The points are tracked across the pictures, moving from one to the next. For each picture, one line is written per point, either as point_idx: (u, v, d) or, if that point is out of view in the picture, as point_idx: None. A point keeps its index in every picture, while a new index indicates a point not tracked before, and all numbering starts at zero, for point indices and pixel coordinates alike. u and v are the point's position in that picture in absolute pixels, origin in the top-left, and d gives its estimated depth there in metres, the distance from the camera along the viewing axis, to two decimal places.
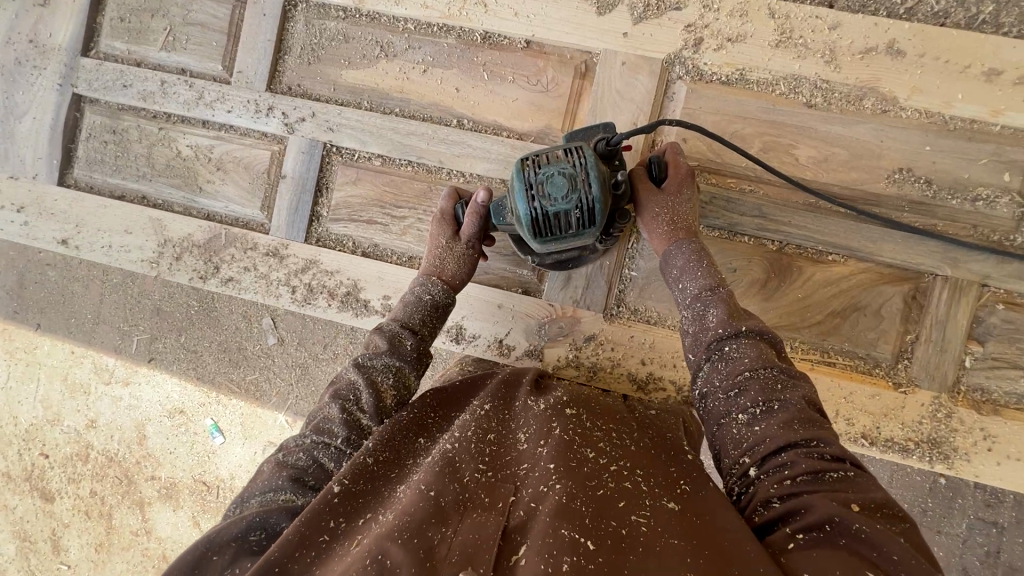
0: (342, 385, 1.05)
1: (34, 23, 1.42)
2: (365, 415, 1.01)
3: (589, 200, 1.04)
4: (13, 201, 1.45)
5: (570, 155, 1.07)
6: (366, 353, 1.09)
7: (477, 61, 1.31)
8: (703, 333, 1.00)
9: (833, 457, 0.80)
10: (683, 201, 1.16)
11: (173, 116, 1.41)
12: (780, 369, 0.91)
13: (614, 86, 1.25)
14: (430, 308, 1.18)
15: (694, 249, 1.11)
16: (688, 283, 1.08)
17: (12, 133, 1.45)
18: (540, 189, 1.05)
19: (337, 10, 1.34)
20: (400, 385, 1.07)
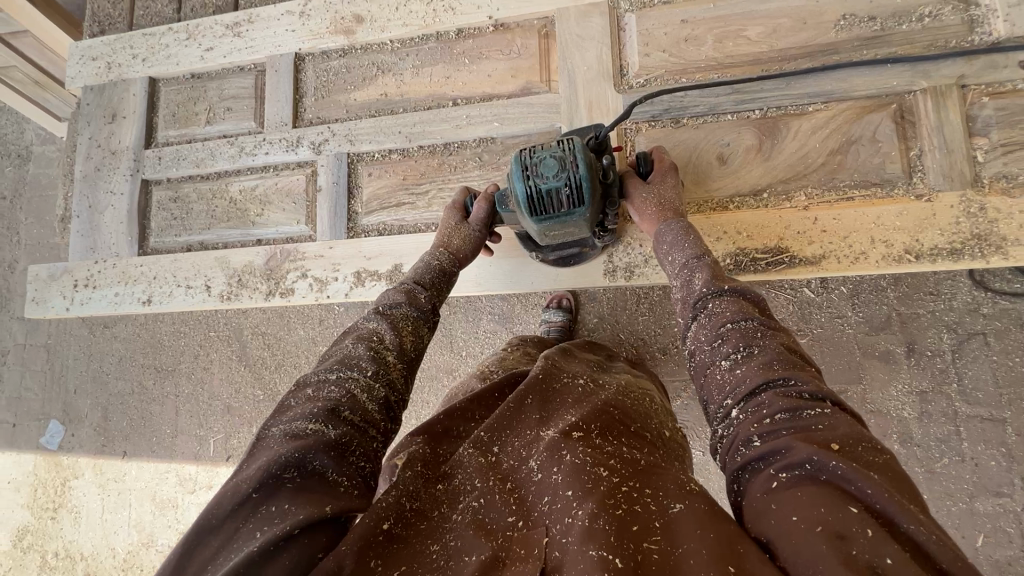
0: (365, 330, 1.07)
1: (106, 137, 1.76)
2: (389, 351, 1.03)
3: (578, 179, 1.14)
4: (103, 281, 1.69)
5: (561, 142, 1.17)
6: (386, 303, 1.14)
7: (456, 52, 1.54)
8: (689, 297, 1.07)
9: (810, 395, 0.81)
10: (669, 188, 1.27)
11: (222, 172, 1.67)
12: (760, 321, 0.95)
13: (573, 33, 1.45)
14: (439, 274, 1.26)
15: (682, 226, 1.20)
16: (677, 254, 1.16)
17: (97, 225, 1.73)
18: (534, 170, 1.15)
19: (337, 52, 1.63)
20: (417, 333, 1.11)
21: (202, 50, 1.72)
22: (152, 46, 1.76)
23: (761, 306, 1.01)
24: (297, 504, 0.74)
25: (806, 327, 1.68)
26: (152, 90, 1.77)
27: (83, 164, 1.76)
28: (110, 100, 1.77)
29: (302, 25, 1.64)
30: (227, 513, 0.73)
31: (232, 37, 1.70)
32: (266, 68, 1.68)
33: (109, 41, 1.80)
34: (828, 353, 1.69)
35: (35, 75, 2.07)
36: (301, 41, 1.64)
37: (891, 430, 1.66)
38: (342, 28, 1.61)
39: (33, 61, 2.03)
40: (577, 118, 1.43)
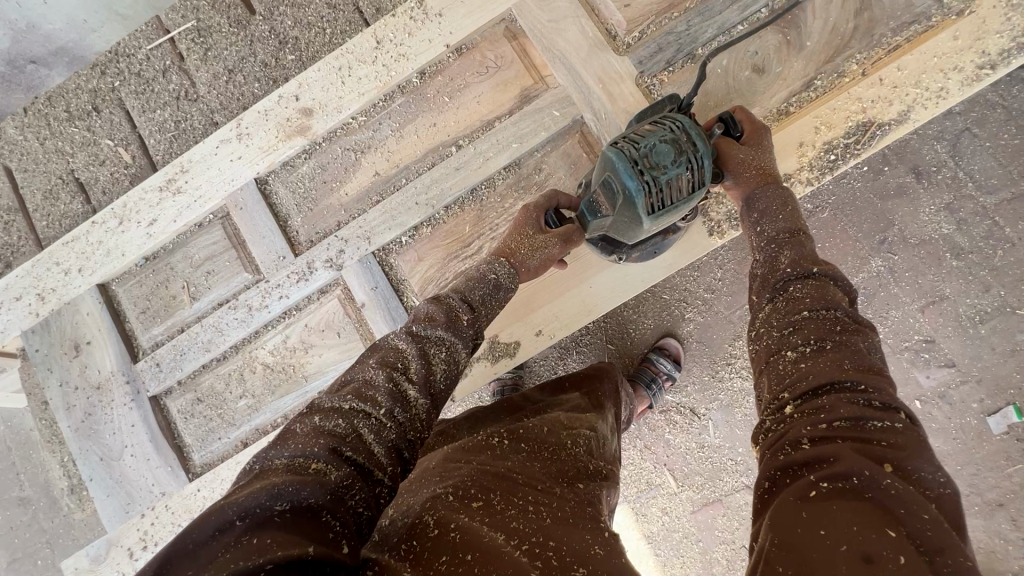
0: (388, 352, 0.90)
1: (80, 373, 1.45)
2: (415, 386, 0.85)
3: (697, 159, 1.08)
4: (165, 530, 1.38)
5: (665, 125, 1.10)
6: (418, 323, 0.96)
7: (431, 95, 1.38)
8: (767, 275, 0.95)
9: (882, 405, 0.70)
10: (766, 148, 1.13)
11: (239, 342, 1.42)
12: (844, 312, 0.83)
13: (542, 19, 1.32)
14: (495, 288, 1.10)
15: (780, 193, 1.06)
16: (767, 226, 1.03)
17: (121, 475, 1.41)
18: (649, 161, 1.06)
19: (301, 157, 1.43)
20: (452, 359, 0.93)
21: (144, 226, 1.45)
22: (81, 252, 1.48)
23: (847, 293, 0.88)
24: (282, 543, 0.58)
25: (818, 197, 1.62)
26: (107, 296, 1.48)
27: (68, 417, 1.44)
28: (63, 331, 1.47)
29: (247, 146, 1.42)
30: (207, 540, 0.58)
31: (171, 197, 1.45)
32: (228, 209, 1.44)
33: (27, 269, 1.50)
34: (849, 213, 1.62)
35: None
36: (255, 163, 1.42)
37: (942, 250, 1.58)
38: (294, 128, 1.40)
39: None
40: (595, 98, 1.30)
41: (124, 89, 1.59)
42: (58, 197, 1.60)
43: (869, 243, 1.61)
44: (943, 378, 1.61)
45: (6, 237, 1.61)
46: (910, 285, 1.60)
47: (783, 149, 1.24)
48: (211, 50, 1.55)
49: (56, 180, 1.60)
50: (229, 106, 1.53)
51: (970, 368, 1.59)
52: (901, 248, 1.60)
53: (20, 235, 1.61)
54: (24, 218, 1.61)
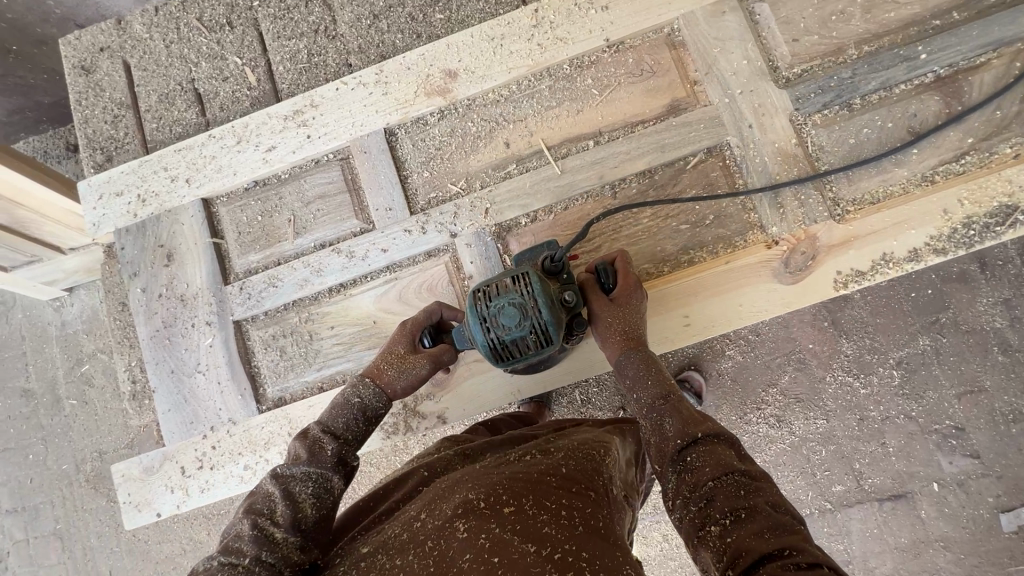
0: (258, 499, 0.96)
1: (167, 283, 1.44)
2: (280, 528, 0.89)
3: (543, 324, 1.12)
4: (225, 456, 1.36)
5: (520, 283, 1.14)
6: (285, 463, 1.01)
7: (579, 85, 1.38)
8: (664, 444, 1.01)
9: (808, 564, 0.72)
10: (634, 309, 1.21)
11: (335, 287, 1.40)
12: (741, 474, 0.89)
13: (709, 36, 1.33)
14: (359, 413, 1.12)
15: (640, 357, 1.17)
16: (641, 393, 1.12)
17: (192, 391, 1.39)
18: (494, 321, 1.12)
19: (433, 116, 1.41)
20: (323, 490, 0.97)
21: (262, 151, 1.44)
22: (191, 163, 1.46)
23: (736, 450, 0.96)
24: None
25: None
26: (209, 212, 1.46)
27: (148, 326, 1.43)
28: (158, 237, 1.45)
29: (383, 94, 1.41)
30: None
31: (295, 128, 1.43)
32: (351, 153, 1.42)
33: (133, 168, 1.48)
34: (916, 293, 1.62)
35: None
36: (387, 113, 1.41)
37: (990, 343, 1.59)
38: (435, 87, 1.39)
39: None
40: (746, 126, 1.30)
41: (262, 10, 1.57)
42: (174, 103, 1.57)
43: (919, 320, 1.61)
44: (964, 466, 1.60)
45: (111, 130, 1.58)
46: (952, 369, 1.60)
47: (923, 216, 1.24)
48: None
49: (175, 86, 1.58)
50: (367, 50, 1.51)
51: (992, 463, 1.59)
52: (950, 332, 1.60)
53: (124, 132, 1.58)
54: (134, 115, 1.58)
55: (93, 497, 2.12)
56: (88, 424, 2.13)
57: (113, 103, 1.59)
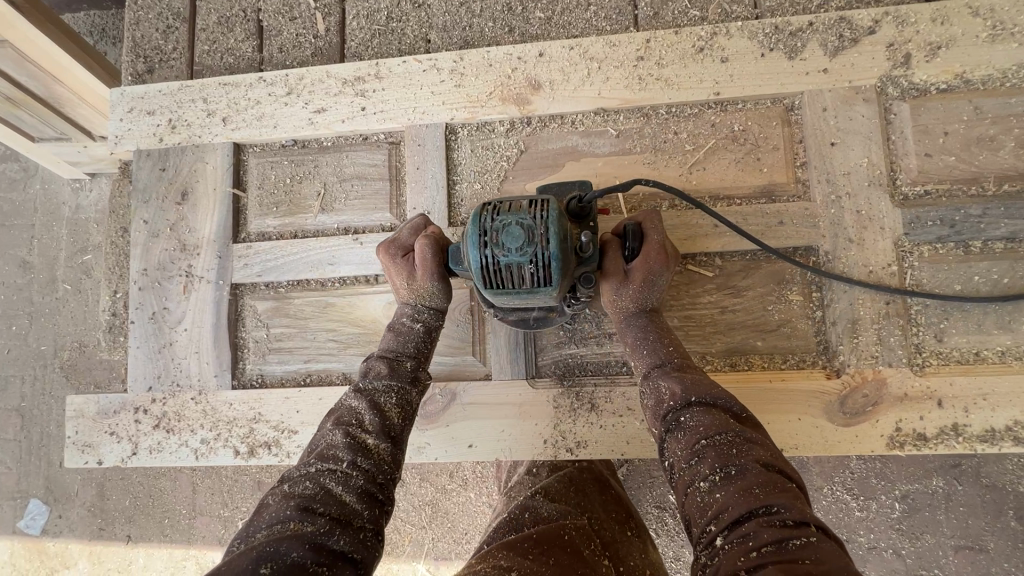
0: (344, 412, 0.99)
1: (173, 222, 1.32)
2: (372, 435, 0.95)
3: (547, 259, 0.88)
4: (185, 422, 1.26)
5: (536, 206, 0.91)
6: (365, 378, 1.04)
7: (670, 136, 1.21)
8: (659, 407, 0.97)
9: (795, 521, 0.74)
10: (651, 284, 1.07)
11: (345, 278, 1.27)
12: (736, 433, 0.87)
13: (831, 124, 1.16)
14: (425, 334, 1.10)
15: (645, 325, 1.07)
16: (638, 360, 1.05)
17: (168, 345, 1.28)
18: (494, 238, 0.89)
19: (501, 125, 1.26)
20: (405, 402, 1.02)
21: (309, 110, 1.30)
22: (232, 102, 1.33)
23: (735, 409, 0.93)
24: None
25: None
26: (238, 159, 1.34)
27: (142, 261, 1.32)
28: (177, 171, 1.33)
29: (455, 86, 1.27)
30: None
31: (351, 96, 1.30)
32: (403, 140, 1.28)
33: (171, 90, 1.35)
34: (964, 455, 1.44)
35: (7, 92, 1.50)
36: (454, 108, 1.26)
37: (1004, 505, 1.42)
38: (513, 95, 1.25)
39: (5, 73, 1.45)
40: (843, 235, 1.14)
41: None
42: (232, 29, 1.44)
43: (964, 488, 1.43)
44: None
45: (160, 41, 1.45)
46: (983, 552, 1.42)
47: (1014, 394, 1.07)
48: None
49: (237, 11, 1.44)
50: (451, 30, 1.36)
51: None
52: (992, 512, 1.42)
53: (173, 47, 1.45)
54: (188, 31, 1.45)
55: (63, 387, 2.00)
56: (77, 315, 2.01)
57: (169, 11, 1.45)
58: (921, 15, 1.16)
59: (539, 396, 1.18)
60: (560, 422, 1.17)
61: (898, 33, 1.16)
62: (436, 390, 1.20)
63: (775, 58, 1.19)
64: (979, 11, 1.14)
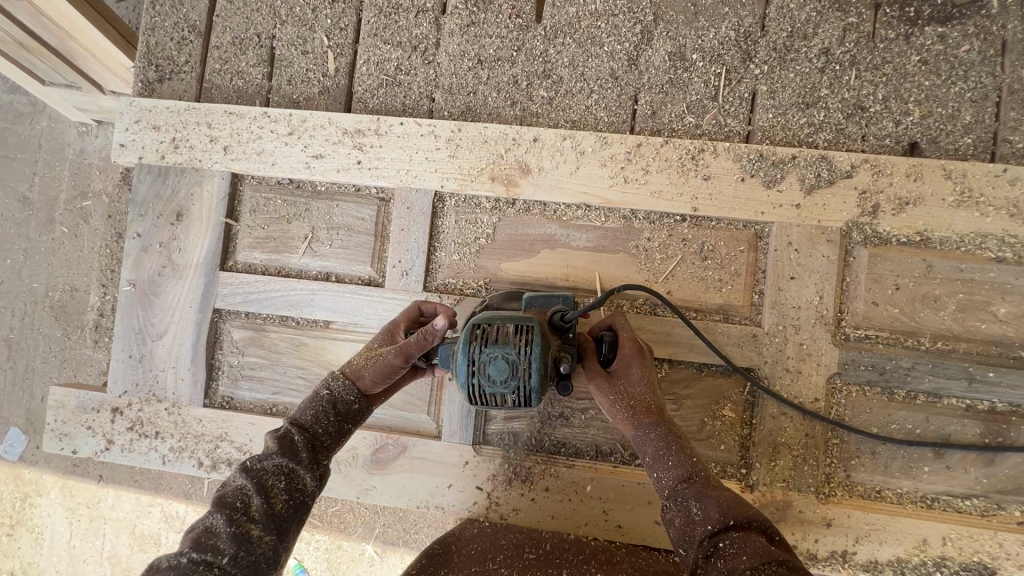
0: (229, 493, 0.96)
1: (166, 240, 1.39)
2: (257, 524, 0.93)
3: (529, 390, 0.95)
4: (156, 428, 1.36)
5: (521, 336, 0.96)
6: (256, 456, 1.02)
7: (643, 242, 1.28)
8: (689, 528, 0.93)
9: None
10: (636, 380, 1.09)
11: (320, 321, 1.35)
12: (781, 564, 0.77)
13: (792, 257, 1.23)
14: (328, 406, 1.10)
15: (661, 433, 1.04)
16: (662, 475, 1.01)
17: (148, 356, 1.37)
18: (481, 369, 0.95)
19: (487, 201, 1.33)
20: (295, 487, 1.00)
21: (307, 154, 1.35)
22: (235, 132, 1.38)
23: (768, 537, 0.89)
24: None
25: None
26: (234, 189, 1.40)
27: (132, 273, 1.39)
28: (175, 191, 1.39)
29: (449, 156, 1.31)
30: None
31: (349, 147, 1.34)
32: (393, 199, 1.34)
33: (178, 108, 1.40)
34: None
35: (21, 39, 1.46)
36: (445, 177, 1.31)
37: None
38: (502, 175, 1.30)
39: (18, 22, 1.40)
40: (782, 363, 1.22)
41: None
42: (245, 52, 1.47)
43: None
44: None
45: (174, 51, 1.48)
46: None
47: (902, 534, 1.17)
48: (476, 27, 1.39)
49: (252, 35, 1.47)
50: (455, 92, 1.40)
51: None
52: None
53: (185, 60, 1.48)
54: (202, 46, 1.47)
55: (50, 325, 1.91)
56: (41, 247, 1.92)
57: (185, 23, 1.48)
58: (897, 168, 1.21)
59: (480, 461, 1.28)
60: (495, 488, 1.28)
61: (872, 182, 1.21)
62: (390, 441, 1.30)
63: (754, 185, 1.24)
64: (951, 175, 1.20)
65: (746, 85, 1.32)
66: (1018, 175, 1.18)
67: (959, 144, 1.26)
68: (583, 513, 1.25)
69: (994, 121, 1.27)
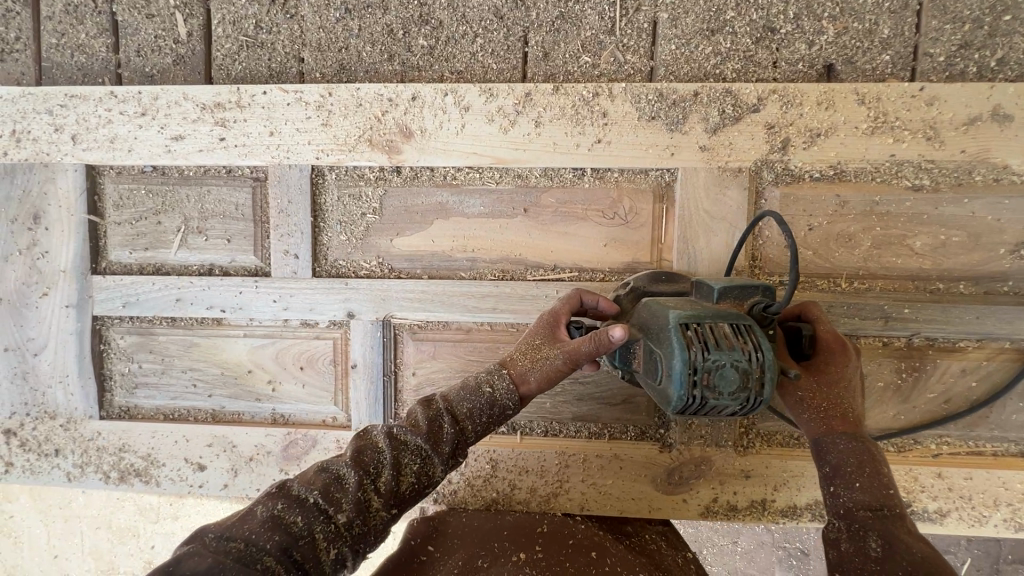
0: (366, 453, 0.89)
1: (28, 246, 1.26)
2: (379, 497, 0.86)
3: (757, 404, 0.79)
4: (55, 445, 1.29)
5: (745, 338, 0.79)
6: (402, 425, 0.93)
7: (543, 202, 1.18)
8: (857, 562, 0.78)
9: None
10: (835, 381, 0.91)
11: (209, 319, 1.26)
12: None
13: (702, 206, 1.14)
14: (485, 400, 0.95)
15: (856, 451, 0.85)
16: (844, 493, 0.84)
17: (33, 372, 1.28)
18: (705, 379, 0.77)
19: (369, 172, 1.21)
20: (424, 473, 0.89)
21: (165, 136, 1.20)
22: (81, 117, 1.22)
23: None
24: None
25: None
26: (93, 182, 1.25)
27: None
28: (26, 191, 1.24)
29: (322, 125, 1.18)
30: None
31: (211, 125, 1.20)
32: (267, 178, 1.21)
33: (10, 95, 1.22)
34: None
35: None
36: (321, 149, 1.18)
37: None
38: (383, 141, 1.17)
39: None
40: None
41: None
42: (81, 22, 1.28)
43: None
44: None
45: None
46: None
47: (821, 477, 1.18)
48: None
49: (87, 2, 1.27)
50: (325, 49, 1.24)
51: None
52: None
53: (16, 37, 1.29)
54: (30, 18, 1.28)
55: None
56: None
57: None
58: (807, 97, 1.10)
59: None
60: None
61: (782, 115, 1.11)
62: (300, 436, 1.25)
63: (656, 128, 1.13)
64: (866, 100, 1.09)
65: (645, 14, 1.18)
66: (936, 94, 1.08)
67: (877, 62, 1.15)
68: (504, 488, 1.22)
69: (914, 33, 1.14)
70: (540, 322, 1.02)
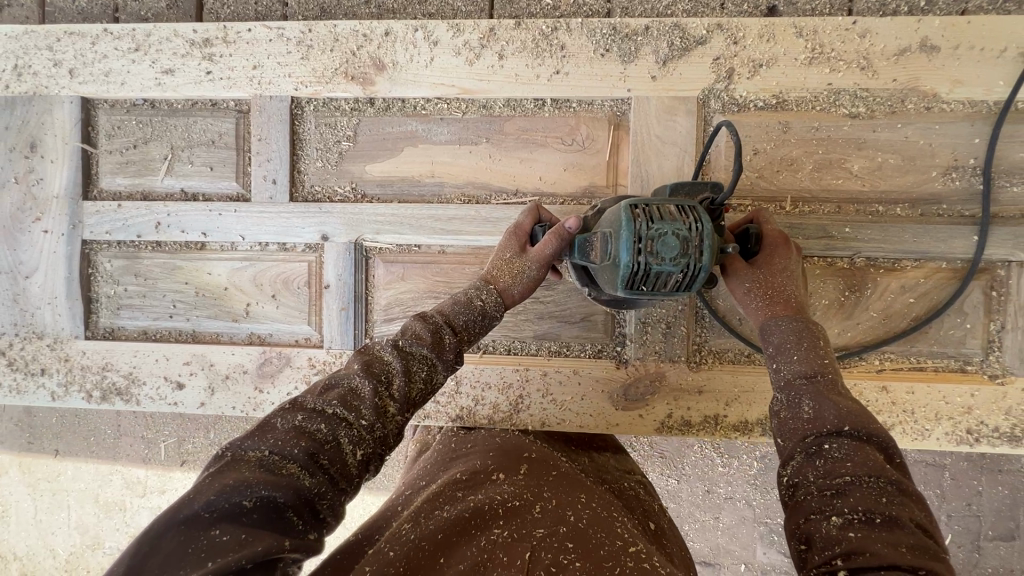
0: (375, 361, 0.90)
1: (24, 173, 1.34)
2: (395, 401, 0.87)
3: (699, 273, 0.85)
4: (40, 365, 1.35)
5: (688, 214, 0.86)
6: (406, 337, 0.96)
7: (507, 131, 1.26)
8: (795, 424, 0.82)
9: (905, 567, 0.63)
10: (779, 272, 0.97)
11: (192, 243, 1.33)
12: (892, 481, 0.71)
13: (653, 132, 1.21)
14: (479, 313, 1.03)
15: (795, 328, 0.91)
16: (783, 367, 0.89)
17: (23, 294, 1.35)
18: (649, 246, 0.84)
19: (346, 104, 1.29)
20: (431, 379, 0.93)
21: (156, 70, 1.29)
22: (79, 52, 1.31)
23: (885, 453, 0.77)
24: (255, 538, 0.64)
25: None
26: (87, 115, 1.34)
27: None
28: (25, 122, 1.33)
29: (301, 58, 1.27)
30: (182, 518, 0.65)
31: (198, 59, 1.29)
32: (250, 109, 1.30)
33: (14, 33, 1.32)
34: None
35: None
36: (300, 81, 1.27)
37: None
38: (357, 73, 1.26)
39: None
40: None
41: None
42: None
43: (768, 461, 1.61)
44: None
45: None
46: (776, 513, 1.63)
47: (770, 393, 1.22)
48: None
49: None
50: None
51: None
52: None
53: None
54: None
55: None
56: None
57: None
58: (749, 30, 1.19)
59: None
60: None
61: (726, 47, 1.19)
62: (274, 354, 1.30)
63: (610, 60, 1.21)
64: (803, 33, 1.18)
65: None
66: (867, 27, 1.16)
67: (815, 3, 1.24)
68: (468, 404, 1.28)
69: None
70: (504, 239, 1.12)
